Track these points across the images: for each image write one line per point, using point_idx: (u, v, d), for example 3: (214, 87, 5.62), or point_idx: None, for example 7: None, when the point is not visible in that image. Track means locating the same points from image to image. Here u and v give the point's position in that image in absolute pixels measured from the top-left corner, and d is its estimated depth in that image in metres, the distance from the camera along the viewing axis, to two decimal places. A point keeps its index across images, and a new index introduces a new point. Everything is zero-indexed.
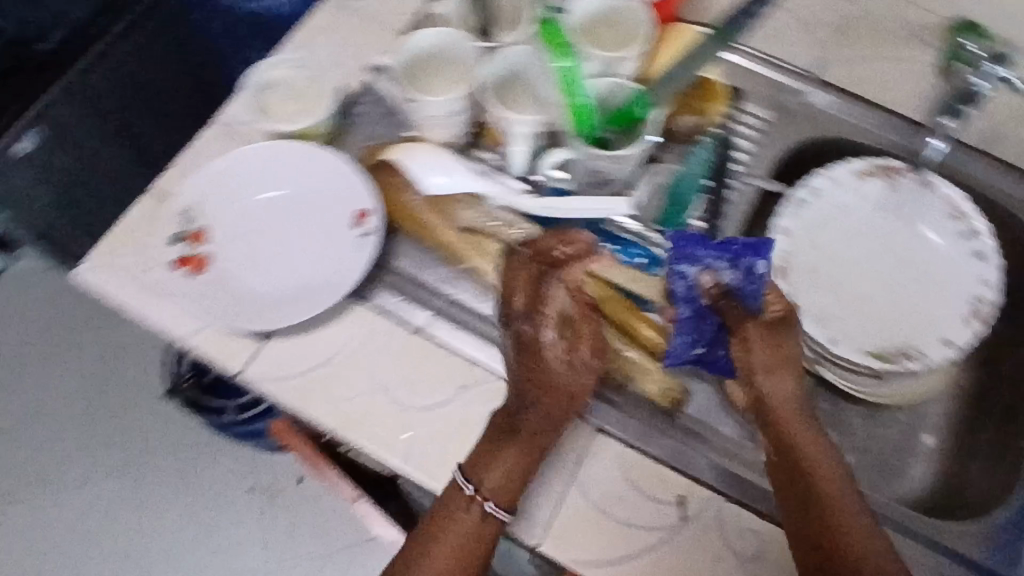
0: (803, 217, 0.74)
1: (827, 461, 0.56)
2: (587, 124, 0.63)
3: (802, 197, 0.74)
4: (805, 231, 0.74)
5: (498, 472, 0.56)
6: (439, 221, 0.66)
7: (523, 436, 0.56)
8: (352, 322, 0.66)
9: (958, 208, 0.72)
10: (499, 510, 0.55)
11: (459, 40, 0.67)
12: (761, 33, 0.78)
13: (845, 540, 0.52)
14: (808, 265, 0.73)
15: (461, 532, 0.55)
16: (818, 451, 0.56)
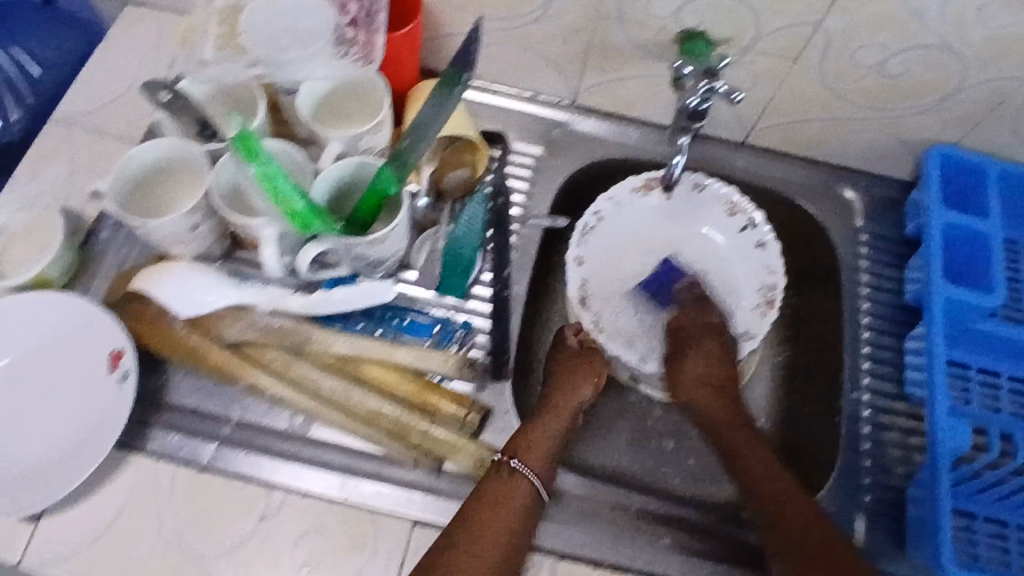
0: (593, 244, 0.74)
1: (738, 419, 0.67)
2: (313, 225, 0.56)
3: (588, 223, 0.74)
4: (597, 256, 0.75)
5: (533, 446, 0.61)
6: (206, 342, 0.60)
7: (554, 413, 0.65)
8: (129, 474, 0.59)
9: (733, 203, 0.74)
10: (528, 469, 0.58)
11: (180, 148, 0.60)
12: (509, 71, 0.74)
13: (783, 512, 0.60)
14: (605, 289, 0.75)
15: (519, 493, 0.57)
16: (752, 446, 0.65)
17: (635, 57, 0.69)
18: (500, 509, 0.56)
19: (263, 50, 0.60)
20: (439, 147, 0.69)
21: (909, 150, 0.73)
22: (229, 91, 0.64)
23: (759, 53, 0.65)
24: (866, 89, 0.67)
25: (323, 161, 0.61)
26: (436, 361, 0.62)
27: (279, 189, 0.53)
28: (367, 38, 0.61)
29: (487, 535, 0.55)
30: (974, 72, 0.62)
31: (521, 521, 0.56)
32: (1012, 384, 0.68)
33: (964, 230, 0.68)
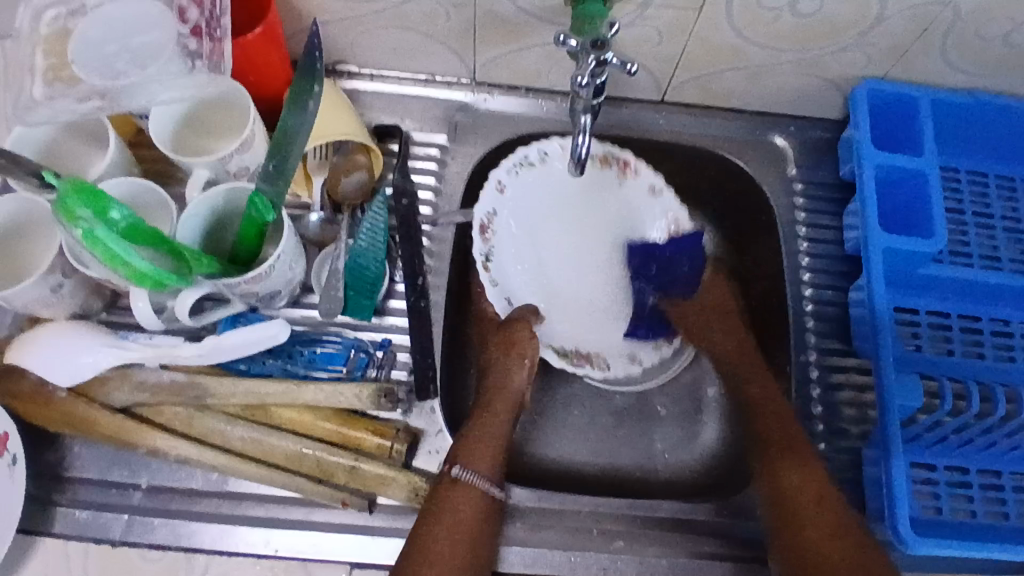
0: (519, 179, 0.68)
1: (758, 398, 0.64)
2: (167, 281, 0.50)
3: (529, 159, 0.68)
4: (518, 195, 0.69)
5: (478, 456, 0.57)
6: (93, 410, 0.55)
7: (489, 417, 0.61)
8: (38, 560, 0.54)
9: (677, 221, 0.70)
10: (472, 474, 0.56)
11: (30, 202, 0.55)
12: (399, 55, 0.68)
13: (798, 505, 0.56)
14: (510, 225, 0.69)
15: (465, 505, 0.55)
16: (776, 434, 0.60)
17: (527, 28, 0.63)
18: (453, 521, 0.54)
19: (98, 78, 0.54)
20: (327, 154, 0.64)
21: (836, 88, 0.68)
22: (78, 126, 0.58)
23: (660, 7, 0.59)
24: (780, 32, 0.61)
25: (192, 192, 0.56)
26: (351, 394, 0.57)
27: (116, 253, 0.47)
28: (214, 47, 0.55)
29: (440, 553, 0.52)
30: (892, 3, 0.57)
31: (476, 531, 0.54)
32: (961, 324, 0.65)
33: (897, 171, 0.63)
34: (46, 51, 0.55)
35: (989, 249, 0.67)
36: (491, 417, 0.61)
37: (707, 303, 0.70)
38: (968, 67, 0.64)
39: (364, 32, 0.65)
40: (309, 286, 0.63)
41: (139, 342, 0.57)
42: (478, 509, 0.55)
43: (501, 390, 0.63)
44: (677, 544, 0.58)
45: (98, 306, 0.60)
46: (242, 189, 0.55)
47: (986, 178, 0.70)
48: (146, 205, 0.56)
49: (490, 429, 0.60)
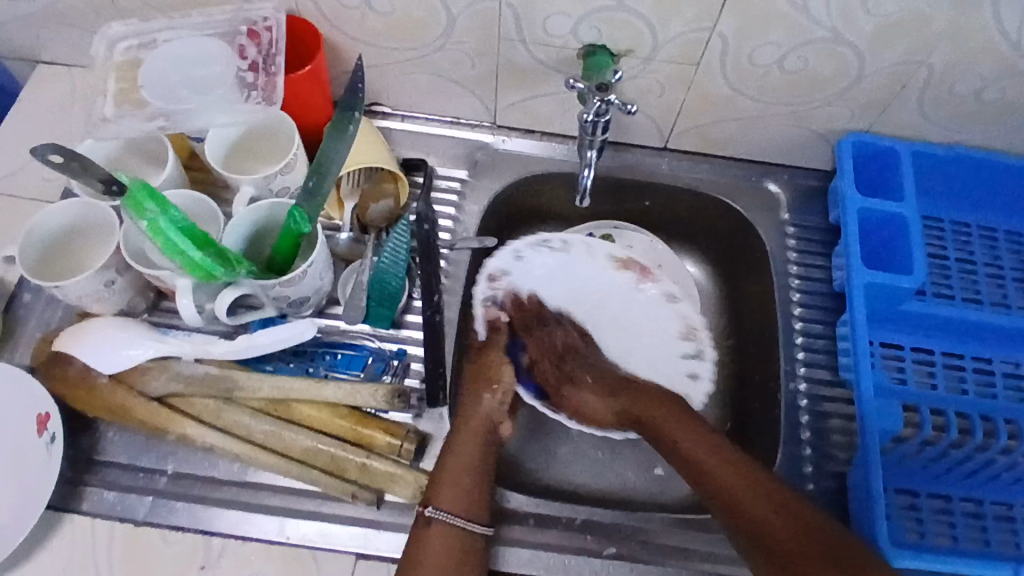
0: (540, 262, 0.72)
1: (662, 399, 0.64)
2: (217, 274, 0.55)
3: (552, 244, 0.72)
4: (530, 275, 0.72)
5: (449, 490, 0.57)
6: (131, 397, 0.60)
7: (466, 439, 0.61)
8: (65, 535, 0.58)
9: (690, 327, 0.71)
10: (444, 514, 0.56)
11: (91, 205, 0.61)
12: (428, 98, 0.76)
13: (731, 493, 0.56)
14: (524, 292, 0.71)
15: (440, 545, 0.55)
16: (684, 429, 0.60)
17: (543, 76, 0.70)
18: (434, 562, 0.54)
19: (162, 102, 0.62)
20: (359, 181, 0.70)
21: (825, 140, 0.74)
22: (139, 145, 0.65)
23: (661, 61, 0.67)
24: (771, 86, 0.68)
25: (237, 205, 0.62)
26: (367, 393, 0.62)
27: (175, 243, 0.52)
28: (267, 81, 0.62)
29: None
30: (870, 62, 0.64)
31: (457, 564, 0.55)
32: (944, 360, 0.69)
33: (880, 213, 0.69)
34: (122, 78, 0.63)
35: (970, 291, 0.71)
36: (471, 439, 0.61)
37: (591, 380, 0.67)
38: (945, 124, 0.70)
39: (398, 75, 0.73)
40: (335, 298, 0.69)
41: (177, 338, 0.62)
42: (454, 545, 0.55)
43: (475, 415, 0.63)
44: (666, 555, 0.60)
45: (142, 307, 0.66)
46: (282, 204, 0.62)
47: (968, 228, 0.76)
48: (195, 214, 0.62)
49: (467, 452, 0.60)
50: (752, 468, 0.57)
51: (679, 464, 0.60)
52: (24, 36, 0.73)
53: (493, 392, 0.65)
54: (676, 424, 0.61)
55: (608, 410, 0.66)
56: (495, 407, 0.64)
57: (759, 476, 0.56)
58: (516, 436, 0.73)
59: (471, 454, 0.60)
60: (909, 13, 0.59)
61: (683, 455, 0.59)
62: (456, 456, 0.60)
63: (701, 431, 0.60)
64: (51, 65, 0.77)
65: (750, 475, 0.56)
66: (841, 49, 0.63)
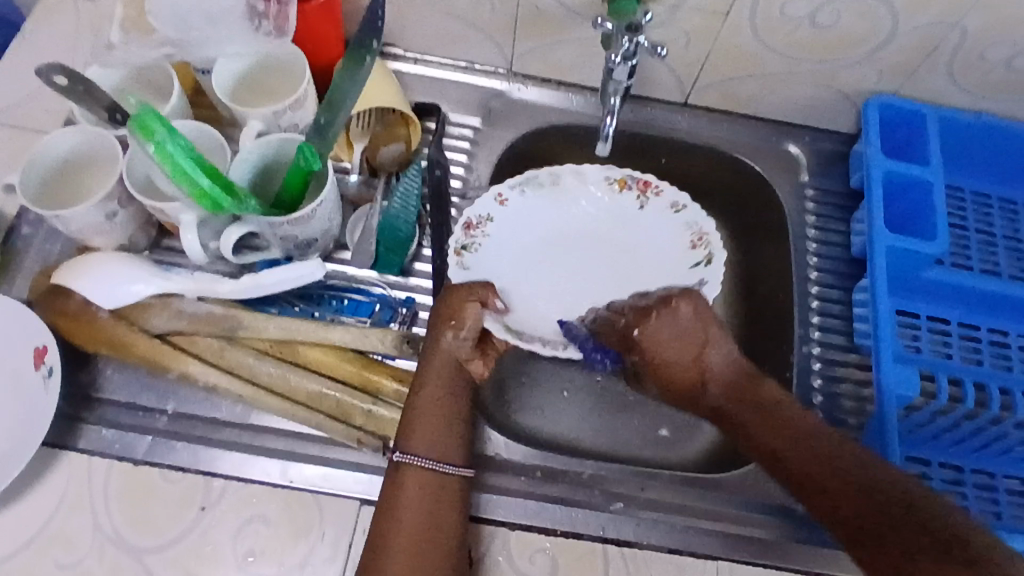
0: (524, 204, 0.71)
1: (784, 407, 0.57)
2: (224, 206, 0.53)
3: (540, 179, 0.71)
4: (514, 220, 0.71)
5: (421, 435, 0.56)
6: (132, 333, 0.58)
7: (434, 384, 0.58)
8: (62, 471, 0.57)
9: (700, 235, 0.70)
10: (410, 458, 0.55)
11: (91, 134, 0.59)
12: (443, 41, 0.73)
13: (811, 480, 0.53)
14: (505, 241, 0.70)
15: (413, 492, 0.54)
16: (793, 434, 0.55)
17: (565, 22, 0.68)
18: (409, 509, 0.53)
19: (170, 29, 0.59)
20: (370, 122, 0.68)
21: (850, 101, 0.72)
22: (144, 74, 0.63)
23: (689, 9, 0.64)
24: (800, 42, 0.66)
25: (243, 139, 0.59)
26: (375, 339, 0.61)
27: (182, 168, 0.50)
28: (279, 11, 0.59)
29: (401, 538, 0.52)
30: (906, 19, 0.62)
31: (431, 507, 0.54)
32: (960, 331, 0.68)
33: (905, 178, 0.67)
34: (126, 2, 0.60)
35: (989, 262, 0.70)
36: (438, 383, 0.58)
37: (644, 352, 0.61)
38: (975, 89, 0.68)
39: (413, 15, 0.70)
40: (343, 242, 0.67)
41: (180, 275, 0.61)
42: (429, 490, 0.54)
43: (438, 357, 0.59)
44: (672, 513, 0.60)
45: (143, 243, 0.64)
46: (292, 141, 0.59)
47: (990, 199, 0.74)
48: (203, 147, 0.60)
49: (435, 397, 0.58)
50: (842, 460, 0.52)
51: (780, 476, 0.55)
52: None
53: (453, 330, 0.60)
54: (789, 407, 0.57)
55: (740, 377, 0.59)
56: (459, 344, 0.59)
57: (820, 442, 0.54)
58: (523, 390, 0.72)
59: (431, 398, 0.58)
60: None
61: (787, 465, 0.54)
62: (419, 403, 0.58)
63: (800, 423, 0.55)
64: None
65: (825, 442, 0.54)
66: (878, 3, 0.61)
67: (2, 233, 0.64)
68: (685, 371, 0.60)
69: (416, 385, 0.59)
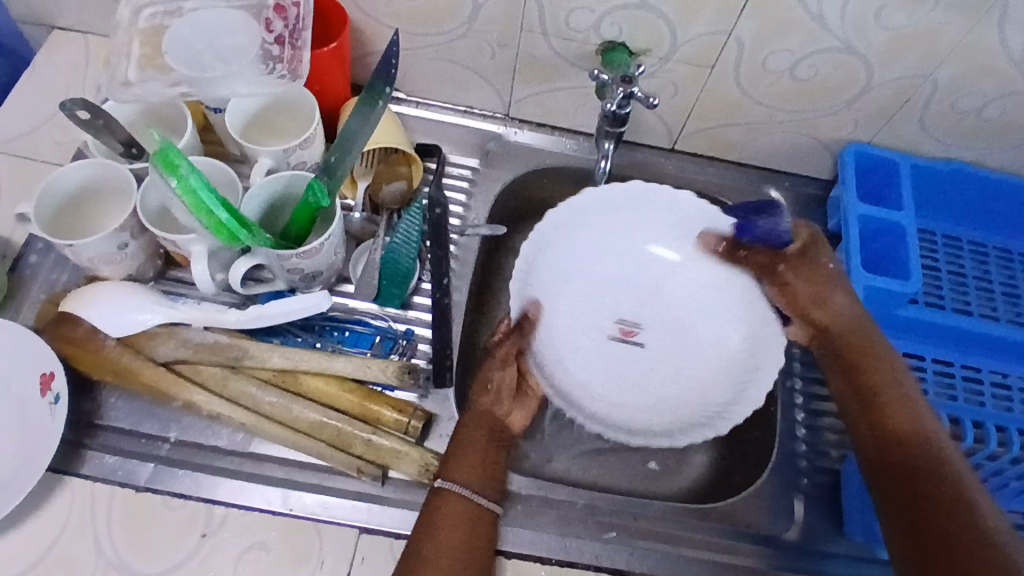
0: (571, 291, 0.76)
1: (884, 375, 0.62)
2: (240, 238, 0.56)
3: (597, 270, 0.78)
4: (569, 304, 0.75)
5: (464, 466, 0.58)
6: (138, 362, 0.59)
7: (479, 424, 0.61)
8: (64, 497, 0.57)
9: None
10: (455, 483, 0.57)
11: (104, 167, 0.61)
12: (445, 86, 0.77)
13: (915, 448, 0.58)
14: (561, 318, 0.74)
15: (457, 514, 0.56)
16: (900, 405, 0.60)
17: (562, 70, 0.72)
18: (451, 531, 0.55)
19: (187, 69, 0.62)
20: (374, 161, 0.71)
21: (827, 149, 0.77)
22: (158, 112, 0.65)
23: (679, 61, 0.68)
24: (781, 93, 0.70)
25: (254, 176, 0.62)
26: (377, 369, 0.62)
27: (202, 201, 0.53)
28: (292, 55, 0.62)
29: (445, 555, 0.54)
30: (878, 74, 0.66)
31: (471, 531, 0.55)
32: (935, 367, 0.71)
33: (880, 221, 0.71)
34: (145, 43, 0.63)
35: (960, 302, 0.74)
36: (480, 422, 0.61)
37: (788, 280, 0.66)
38: (942, 139, 0.73)
39: (417, 62, 0.74)
40: (345, 276, 0.69)
41: (186, 305, 0.62)
42: (467, 516, 0.56)
43: (478, 416, 0.62)
44: (664, 541, 0.62)
45: (150, 274, 0.65)
46: (302, 177, 0.62)
47: (959, 242, 0.79)
48: (215, 181, 0.63)
49: (476, 437, 0.60)
50: (923, 438, 0.58)
51: (873, 450, 0.60)
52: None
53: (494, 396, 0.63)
54: (888, 381, 0.62)
55: (855, 331, 0.64)
56: (493, 400, 0.63)
57: (914, 409, 0.60)
58: None
59: (469, 443, 0.60)
60: (919, 28, 0.61)
61: (894, 432, 0.59)
62: (465, 437, 0.60)
63: (895, 394, 0.61)
64: (65, 30, 0.77)
65: (914, 418, 0.60)
66: (853, 60, 0.65)
67: (10, 262, 0.66)
68: (819, 283, 0.65)
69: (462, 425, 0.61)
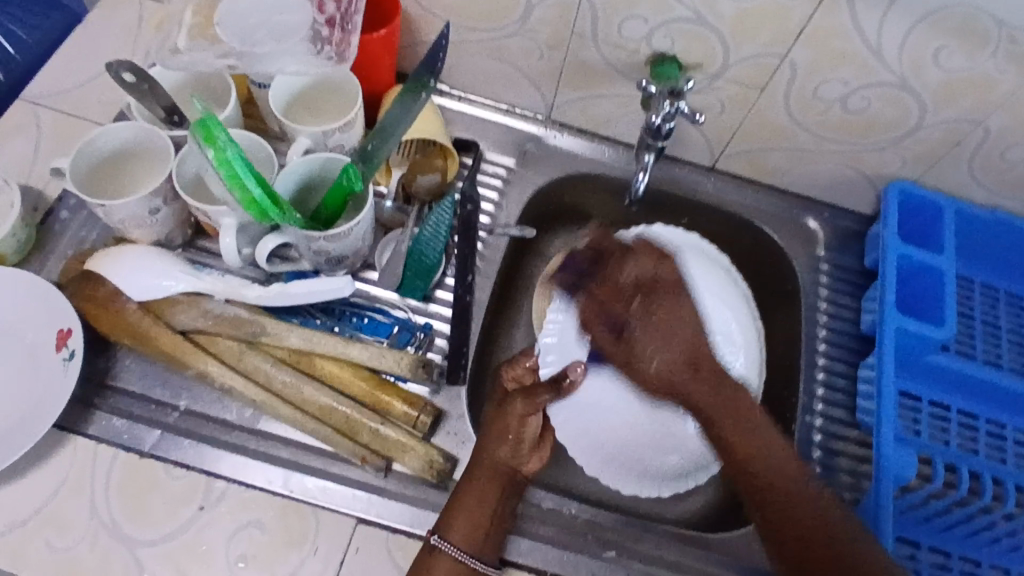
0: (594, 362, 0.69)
1: (744, 404, 0.59)
2: (270, 215, 0.55)
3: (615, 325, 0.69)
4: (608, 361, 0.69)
5: (462, 522, 0.55)
6: (157, 328, 0.59)
7: (486, 478, 0.57)
8: (68, 454, 0.57)
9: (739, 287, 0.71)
10: (443, 541, 0.54)
11: (142, 130, 0.61)
12: (489, 84, 0.76)
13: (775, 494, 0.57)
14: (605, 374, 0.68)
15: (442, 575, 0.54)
16: (765, 454, 0.58)
17: (608, 79, 0.71)
18: None
19: (234, 41, 0.62)
20: (411, 151, 0.71)
21: (871, 184, 0.75)
22: (203, 81, 0.66)
23: (727, 80, 0.67)
24: (830, 122, 0.69)
25: (290, 154, 0.62)
26: (392, 360, 0.62)
27: (237, 174, 0.52)
28: (342, 38, 0.63)
29: None
30: (932, 112, 0.64)
31: None
32: (959, 418, 0.69)
33: (918, 263, 0.69)
34: (197, 12, 0.63)
35: (992, 354, 0.72)
36: (489, 470, 0.57)
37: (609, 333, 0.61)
38: (991, 185, 0.71)
39: (464, 57, 0.73)
40: (371, 262, 0.69)
41: (211, 276, 0.62)
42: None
43: (488, 469, 0.57)
44: (663, 567, 0.60)
45: (178, 241, 0.66)
46: (338, 160, 0.62)
47: (997, 293, 0.76)
48: (252, 156, 0.63)
49: (478, 492, 0.56)
50: (796, 483, 0.57)
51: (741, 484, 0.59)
52: None
53: (512, 444, 0.58)
54: (744, 429, 0.58)
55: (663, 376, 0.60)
56: (506, 452, 0.58)
57: (773, 439, 0.59)
58: None
59: (473, 500, 0.56)
60: (979, 71, 0.60)
61: (746, 481, 0.59)
62: (471, 487, 0.57)
63: (762, 441, 0.58)
64: None
65: (761, 452, 0.58)
66: (908, 95, 0.63)
67: (42, 215, 0.66)
68: (642, 368, 0.60)
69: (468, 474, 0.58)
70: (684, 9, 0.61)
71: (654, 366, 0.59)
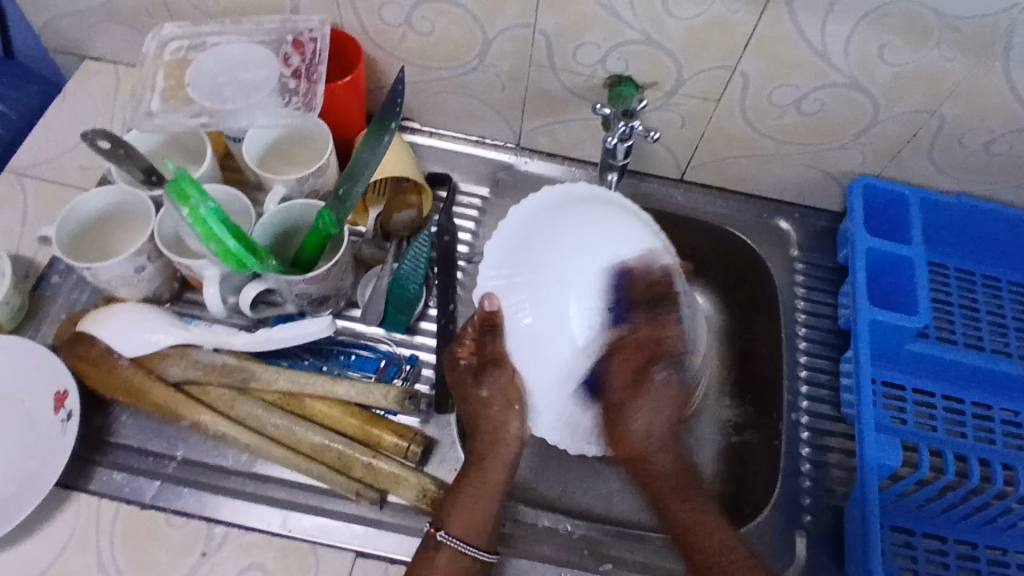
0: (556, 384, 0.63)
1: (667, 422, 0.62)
2: (247, 265, 0.57)
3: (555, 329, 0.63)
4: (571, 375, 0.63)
5: (460, 511, 0.57)
6: (150, 382, 0.61)
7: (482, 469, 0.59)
8: (71, 511, 0.59)
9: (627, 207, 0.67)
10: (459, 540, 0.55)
11: (122, 193, 0.64)
12: (457, 119, 0.79)
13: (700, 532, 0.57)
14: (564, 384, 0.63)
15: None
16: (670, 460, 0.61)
17: (570, 102, 0.73)
18: None
19: (208, 101, 0.65)
20: (385, 189, 0.73)
21: (837, 182, 0.77)
22: (180, 141, 0.68)
23: (684, 95, 0.69)
24: (788, 127, 0.71)
25: (267, 204, 0.64)
26: (379, 394, 0.63)
27: (212, 230, 0.54)
28: (308, 88, 0.65)
29: None
30: (886, 108, 0.66)
31: None
32: (945, 404, 0.70)
33: (888, 256, 0.71)
34: (170, 76, 0.67)
35: (972, 338, 0.73)
36: (488, 445, 0.61)
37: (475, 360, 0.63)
38: (953, 174, 0.73)
39: (432, 95, 0.76)
40: (354, 300, 0.71)
41: (198, 328, 0.64)
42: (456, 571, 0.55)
43: (490, 437, 0.61)
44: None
45: (166, 296, 0.68)
46: (314, 206, 0.64)
47: (972, 277, 0.78)
48: (230, 209, 0.65)
49: (481, 473, 0.59)
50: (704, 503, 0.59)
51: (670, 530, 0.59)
52: (73, 30, 0.76)
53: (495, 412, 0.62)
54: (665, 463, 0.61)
55: (498, 447, 0.61)
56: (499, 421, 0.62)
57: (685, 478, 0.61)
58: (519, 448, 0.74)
59: (467, 508, 0.57)
60: (924, 66, 0.62)
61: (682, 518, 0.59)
62: (472, 475, 0.59)
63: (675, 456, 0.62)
64: (97, 59, 0.81)
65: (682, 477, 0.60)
66: (860, 94, 0.65)
67: (34, 281, 0.69)
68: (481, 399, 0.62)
69: (466, 472, 0.59)
70: (634, 32, 0.63)
71: (652, 397, 0.62)
